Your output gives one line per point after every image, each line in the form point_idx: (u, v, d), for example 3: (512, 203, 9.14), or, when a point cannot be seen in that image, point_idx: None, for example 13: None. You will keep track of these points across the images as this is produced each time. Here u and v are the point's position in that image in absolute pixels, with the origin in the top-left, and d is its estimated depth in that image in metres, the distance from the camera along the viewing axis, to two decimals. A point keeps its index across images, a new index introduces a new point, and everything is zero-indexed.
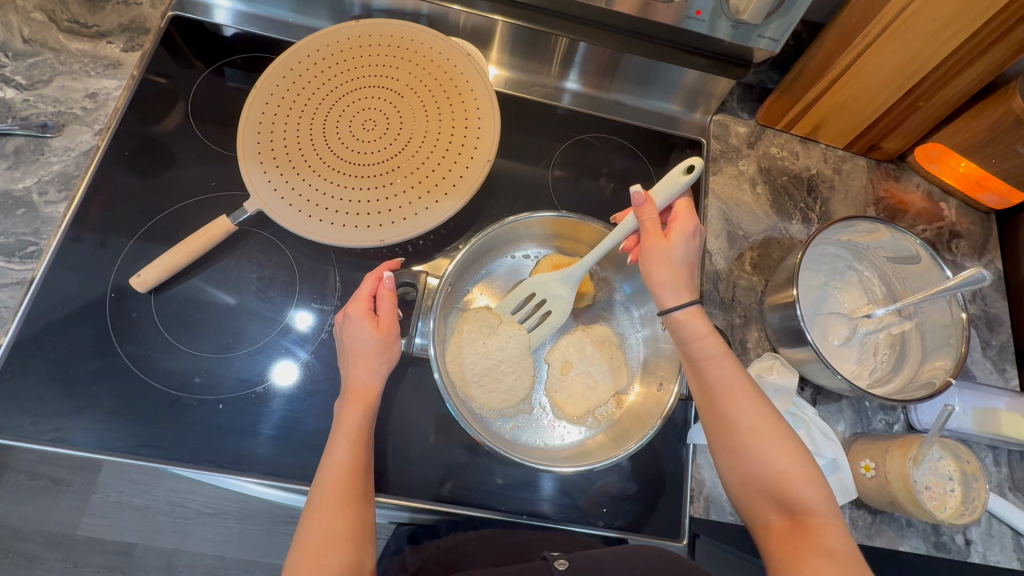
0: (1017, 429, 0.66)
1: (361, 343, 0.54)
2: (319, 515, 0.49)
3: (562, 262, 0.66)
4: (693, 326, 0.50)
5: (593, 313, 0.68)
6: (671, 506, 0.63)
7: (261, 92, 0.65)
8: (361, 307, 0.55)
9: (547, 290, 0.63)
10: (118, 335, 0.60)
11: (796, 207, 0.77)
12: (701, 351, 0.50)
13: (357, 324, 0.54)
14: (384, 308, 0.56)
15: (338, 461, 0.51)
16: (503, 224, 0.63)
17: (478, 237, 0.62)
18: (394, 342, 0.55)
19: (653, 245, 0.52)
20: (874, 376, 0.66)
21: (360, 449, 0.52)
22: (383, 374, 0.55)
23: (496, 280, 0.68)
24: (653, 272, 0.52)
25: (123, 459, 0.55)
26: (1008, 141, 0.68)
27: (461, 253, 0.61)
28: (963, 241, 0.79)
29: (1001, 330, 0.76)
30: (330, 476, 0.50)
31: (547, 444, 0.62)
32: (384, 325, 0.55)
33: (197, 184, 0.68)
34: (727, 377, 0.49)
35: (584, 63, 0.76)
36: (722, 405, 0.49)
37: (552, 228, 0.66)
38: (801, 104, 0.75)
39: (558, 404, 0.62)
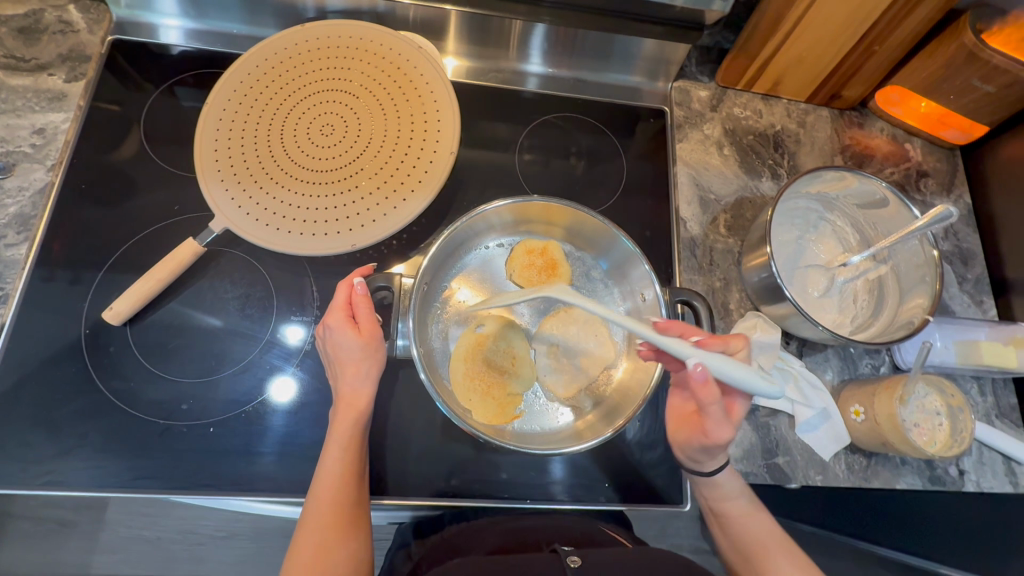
0: (997, 356, 0.67)
1: (346, 351, 0.54)
2: (311, 524, 0.49)
3: (536, 248, 0.68)
4: (729, 486, 0.55)
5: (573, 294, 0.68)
6: (669, 473, 0.64)
7: (212, 108, 0.64)
8: (340, 316, 0.54)
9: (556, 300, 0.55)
10: (100, 372, 0.59)
11: (764, 164, 0.77)
12: (733, 509, 0.56)
13: (339, 333, 0.54)
14: (363, 312, 0.55)
15: (329, 470, 0.51)
16: (466, 220, 0.62)
17: (449, 232, 0.61)
18: (378, 346, 0.55)
19: (710, 426, 0.49)
20: (855, 323, 0.67)
21: (352, 458, 0.52)
22: (373, 380, 0.55)
23: (471, 273, 0.68)
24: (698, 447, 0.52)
25: (120, 493, 0.55)
26: (966, 75, 0.69)
27: (440, 240, 0.61)
28: (931, 179, 0.80)
29: (975, 264, 0.77)
30: (322, 486, 0.51)
31: (544, 428, 0.62)
32: (366, 330, 0.54)
33: (161, 210, 0.66)
34: (762, 531, 0.55)
35: (540, 43, 0.75)
36: (756, 557, 0.54)
37: (526, 215, 0.66)
38: (759, 61, 0.75)
39: (549, 386, 0.63)
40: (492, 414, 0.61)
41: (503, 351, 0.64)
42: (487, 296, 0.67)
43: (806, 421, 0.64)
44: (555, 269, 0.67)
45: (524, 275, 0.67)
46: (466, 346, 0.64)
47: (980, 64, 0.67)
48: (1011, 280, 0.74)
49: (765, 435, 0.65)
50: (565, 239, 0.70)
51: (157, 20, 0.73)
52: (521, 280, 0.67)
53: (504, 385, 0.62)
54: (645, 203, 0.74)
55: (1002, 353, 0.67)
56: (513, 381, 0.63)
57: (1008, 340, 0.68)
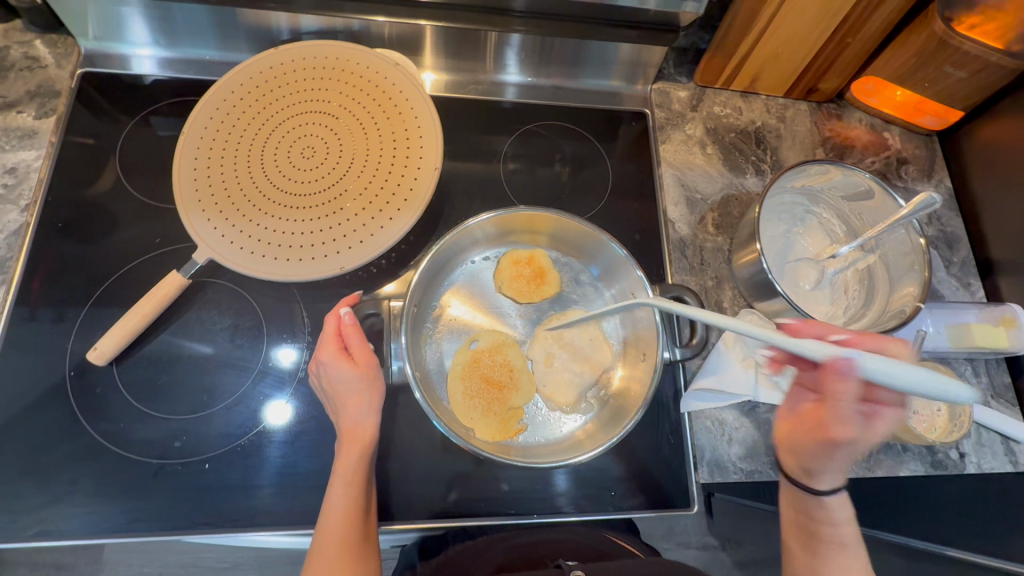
0: (989, 339, 0.68)
1: (342, 384, 0.53)
2: (319, 563, 0.48)
3: (522, 258, 0.67)
4: (837, 512, 0.47)
5: (565, 300, 0.68)
6: (675, 476, 0.63)
7: (189, 137, 0.63)
8: (333, 350, 0.54)
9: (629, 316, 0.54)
10: (87, 414, 0.57)
11: (747, 161, 0.78)
12: (833, 538, 0.47)
13: (333, 366, 0.53)
14: (355, 340, 0.55)
15: (335, 507, 0.50)
16: (457, 232, 0.62)
17: (438, 246, 0.61)
18: (375, 375, 0.54)
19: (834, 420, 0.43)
20: (848, 314, 0.67)
21: (357, 492, 0.51)
22: (374, 411, 0.54)
23: (461, 287, 0.67)
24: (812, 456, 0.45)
25: (116, 538, 0.54)
26: (937, 63, 0.71)
27: (428, 257, 0.60)
28: (912, 166, 0.81)
29: (960, 247, 0.78)
30: (328, 523, 0.50)
31: (547, 439, 0.62)
32: (361, 359, 0.54)
33: (142, 243, 0.65)
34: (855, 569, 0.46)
35: (518, 53, 0.75)
36: None
37: (508, 226, 0.66)
38: (735, 60, 0.75)
39: (547, 396, 0.63)
40: (496, 430, 0.60)
41: (499, 365, 0.63)
42: (480, 311, 0.67)
43: None
44: (543, 277, 0.67)
45: (514, 287, 0.66)
46: (462, 364, 0.63)
47: (951, 50, 0.68)
48: (996, 261, 0.75)
49: (766, 432, 0.65)
50: (551, 247, 0.70)
51: (126, 49, 0.72)
52: (511, 292, 0.66)
53: (504, 400, 0.62)
54: (632, 207, 0.74)
55: (994, 335, 0.68)
56: (513, 395, 0.62)
57: (998, 321, 0.69)
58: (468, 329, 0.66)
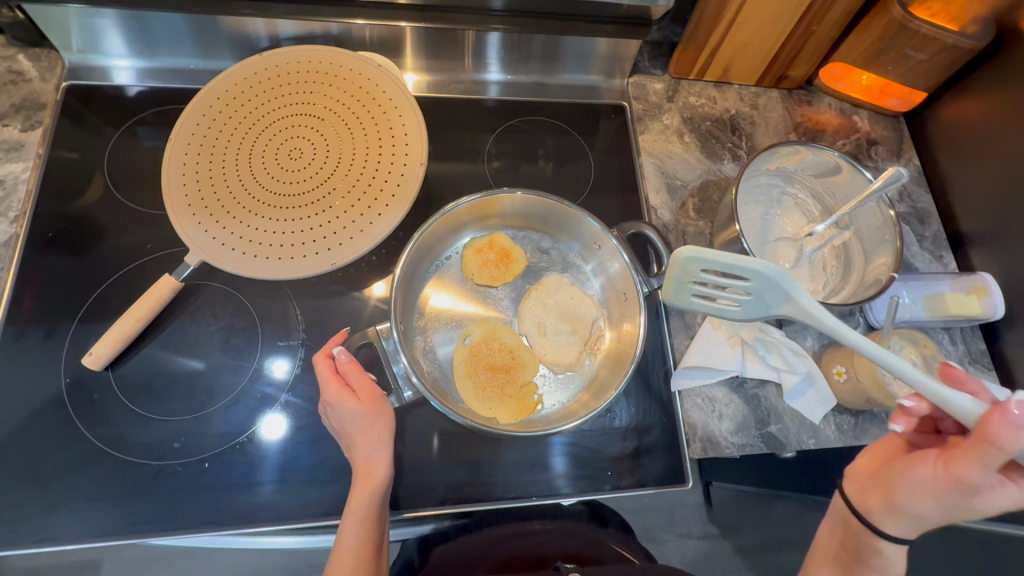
0: (959, 309, 0.70)
1: (348, 420, 0.54)
2: None
3: (483, 245, 0.71)
4: (893, 562, 0.44)
5: (535, 272, 0.72)
6: (667, 452, 0.65)
7: (177, 144, 0.64)
8: (336, 388, 0.54)
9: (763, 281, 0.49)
10: (85, 420, 0.58)
11: (724, 148, 0.80)
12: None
13: (338, 404, 0.54)
14: (353, 376, 0.56)
15: (347, 545, 0.51)
16: (438, 217, 0.65)
17: (420, 231, 0.64)
18: (379, 407, 0.55)
19: (968, 457, 0.39)
20: (827, 289, 0.69)
21: (367, 531, 0.52)
22: (384, 446, 0.55)
23: (439, 279, 0.70)
24: (908, 492, 0.42)
25: (118, 541, 0.54)
26: (898, 46, 0.74)
27: (410, 249, 0.63)
28: (881, 146, 0.84)
29: (931, 221, 0.81)
30: (338, 563, 0.50)
31: (546, 412, 0.65)
32: (365, 396, 0.55)
33: (134, 249, 0.66)
34: None
35: (498, 52, 0.77)
36: None
37: (462, 216, 0.69)
38: (707, 50, 0.78)
39: (549, 362, 0.67)
40: (516, 410, 0.63)
41: (497, 351, 0.66)
42: (463, 299, 0.69)
43: (793, 388, 0.66)
44: (510, 257, 0.71)
45: (485, 274, 0.69)
46: (463, 362, 0.65)
47: (910, 33, 0.71)
48: (965, 234, 0.78)
49: (755, 406, 0.67)
50: (533, 228, 0.73)
51: (109, 61, 0.73)
52: (484, 279, 0.69)
53: (515, 379, 0.65)
54: (615, 197, 0.77)
55: (967, 303, 0.71)
56: (520, 373, 0.66)
57: (970, 289, 0.72)
58: (457, 319, 0.68)
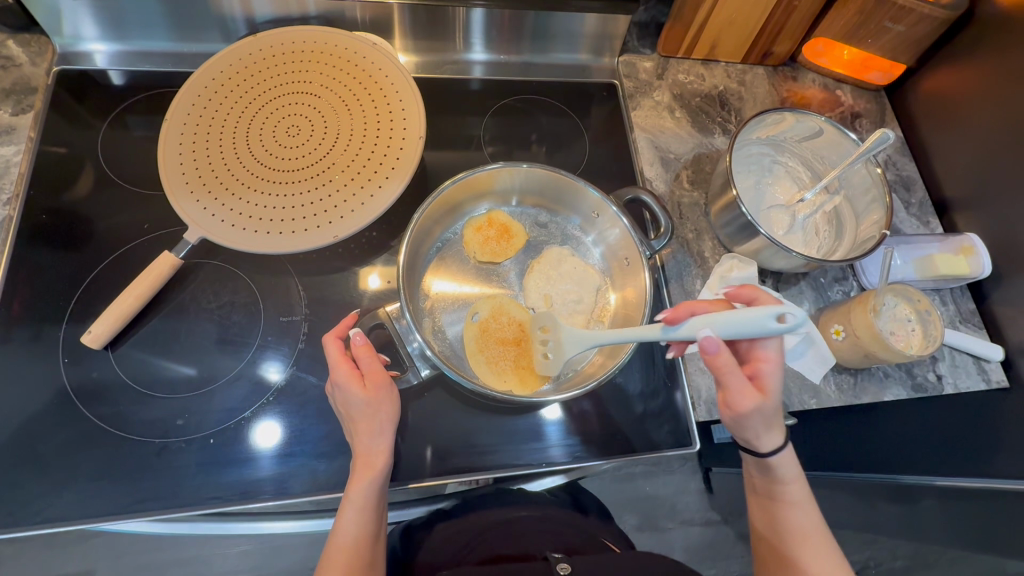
0: (950, 267, 0.73)
1: (354, 406, 0.53)
2: None
3: (483, 223, 0.71)
4: (786, 472, 0.54)
5: (536, 246, 0.72)
6: (671, 415, 0.66)
7: (172, 123, 0.63)
8: (346, 371, 0.53)
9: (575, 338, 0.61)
10: (86, 399, 0.57)
11: (714, 122, 0.82)
12: (785, 495, 0.55)
13: (346, 388, 0.53)
14: (367, 361, 0.55)
15: (347, 531, 0.51)
16: (441, 191, 0.65)
17: (423, 208, 0.64)
18: (385, 397, 0.54)
19: (732, 397, 0.52)
20: (823, 251, 0.71)
21: (368, 518, 0.52)
22: (388, 436, 0.54)
23: (435, 263, 0.70)
24: (746, 429, 0.53)
25: (121, 519, 0.53)
26: (877, 19, 0.76)
27: (411, 231, 0.63)
28: (865, 119, 0.86)
29: (916, 189, 0.83)
30: (337, 549, 0.51)
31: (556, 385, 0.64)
32: (373, 384, 0.54)
33: (131, 230, 0.65)
34: (804, 522, 0.54)
35: (488, 31, 0.78)
36: (791, 544, 0.54)
37: (457, 196, 0.69)
38: (694, 27, 0.80)
39: None
40: (530, 381, 0.63)
41: (506, 325, 0.66)
42: (466, 281, 0.69)
43: (792, 349, 0.67)
44: (509, 232, 0.71)
45: (487, 251, 0.70)
46: (473, 339, 0.65)
47: (888, 5, 0.74)
48: (949, 199, 0.80)
49: None
50: (529, 205, 0.74)
51: (92, 46, 0.73)
52: (487, 256, 0.69)
53: (527, 352, 0.65)
54: (609, 173, 0.78)
55: (954, 263, 0.73)
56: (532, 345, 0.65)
57: (958, 250, 0.74)
58: (463, 300, 0.68)
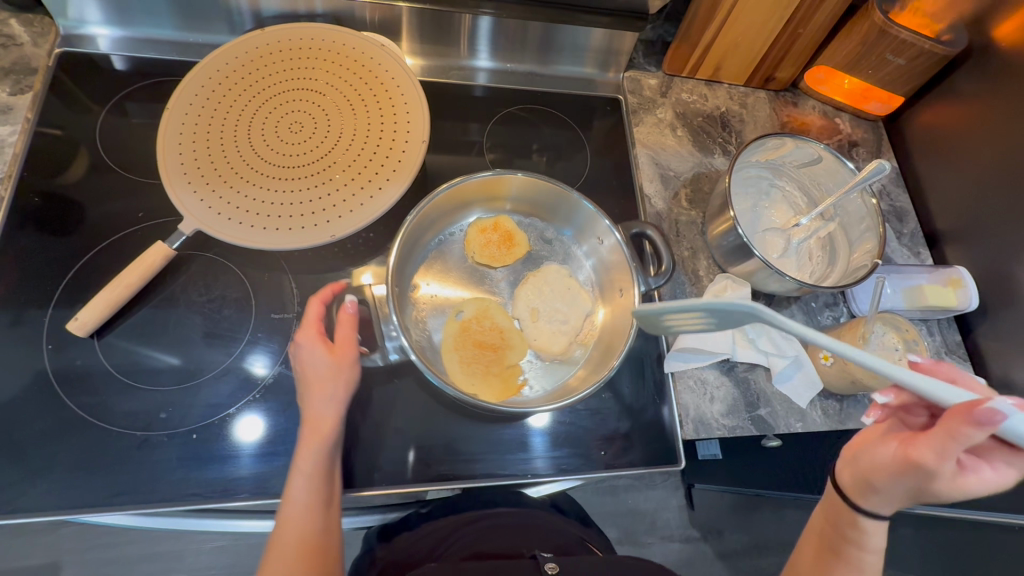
0: (940, 298, 0.73)
1: (314, 367, 0.54)
2: (280, 558, 0.49)
3: (488, 226, 0.71)
4: (873, 538, 0.46)
5: (536, 259, 0.72)
6: (658, 433, 0.66)
7: (173, 112, 0.63)
8: (312, 334, 0.55)
9: (723, 317, 0.44)
10: (67, 389, 0.56)
11: (715, 143, 0.83)
12: (852, 553, 0.47)
13: (310, 349, 0.54)
14: (343, 328, 0.56)
15: (299, 499, 0.51)
16: (437, 194, 0.65)
17: (417, 209, 0.64)
18: (348, 364, 0.55)
19: (933, 451, 0.40)
20: (815, 277, 0.72)
21: (320, 485, 0.52)
22: (339, 401, 0.54)
23: (430, 264, 0.70)
24: (878, 476, 0.44)
25: (97, 512, 0.52)
26: (879, 51, 0.78)
27: (402, 234, 0.62)
28: (862, 148, 0.87)
29: (909, 220, 0.85)
30: (290, 516, 0.51)
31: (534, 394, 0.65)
32: (340, 350, 0.55)
33: (125, 218, 0.65)
34: None
35: (496, 39, 0.79)
36: None
37: (466, 195, 0.69)
38: (699, 48, 0.81)
39: (540, 347, 0.67)
40: (498, 390, 0.63)
41: (488, 330, 0.66)
42: (458, 284, 0.69)
43: (782, 372, 0.66)
44: (512, 241, 0.71)
45: (486, 254, 0.70)
46: (452, 336, 0.65)
47: (890, 38, 0.75)
48: (940, 232, 0.82)
49: (745, 390, 0.68)
50: (517, 211, 0.74)
51: (94, 30, 0.72)
52: (486, 259, 0.70)
53: (501, 360, 0.65)
54: (608, 188, 0.79)
55: (942, 295, 0.74)
56: (507, 354, 0.65)
57: (947, 282, 0.75)
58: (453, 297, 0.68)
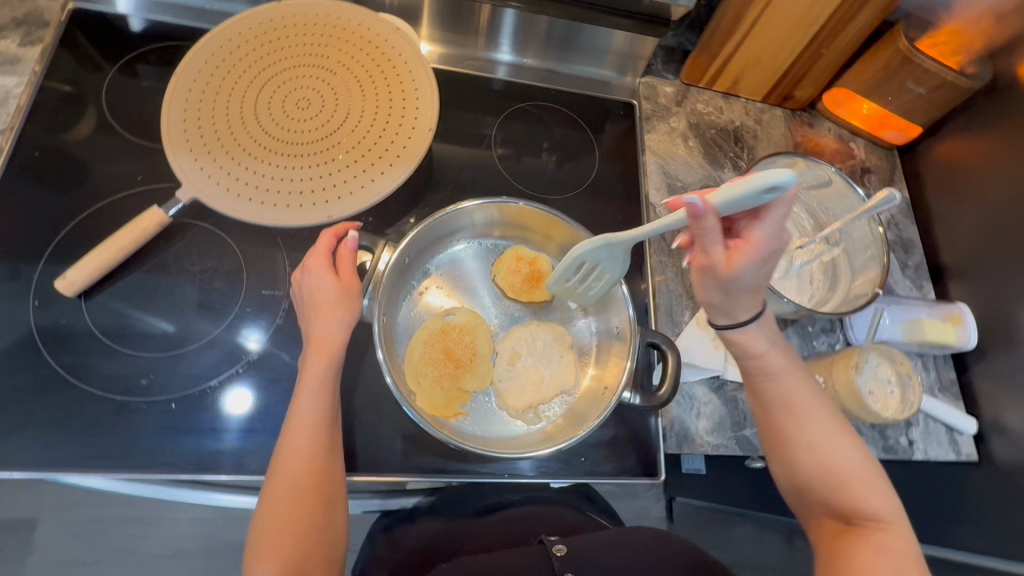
0: (938, 334, 0.73)
1: (322, 293, 0.54)
2: (285, 472, 0.49)
3: (525, 257, 0.71)
4: (759, 341, 0.51)
5: (546, 309, 0.71)
6: (643, 445, 0.65)
7: (182, 78, 0.62)
8: (322, 260, 0.55)
9: (596, 255, 0.60)
10: (50, 346, 0.56)
11: (726, 157, 0.82)
12: (758, 368, 0.52)
13: (319, 276, 0.54)
14: (346, 263, 0.57)
15: (303, 415, 0.51)
16: (448, 212, 0.65)
17: (428, 221, 0.64)
18: (356, 295, 0.56)
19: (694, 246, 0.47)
20: (814, 300, 0.71)
21: (326, 405, 0.52)
22: (347, 324, 0.55)
23: (449, 269, 0.71)
24: (701, 291, 0.50)
25: (69, 474, 0.52)
26: (900, 79, 0.77)
27: (409, 238, 0.64)
28: (874, 175, 0.86)
29: (915, 252, 0.84)
30: (295, 431, 0.51)
31: (493, 435, 0.63)
32: (347, 278, 0.56)
33: (123, 180, 0.64)
34: (785, 392, 0.52)
35: (515, 33, 0.78)
36: (782, 420, 0.52)
37: (524, 222, 0.70)
38: (719, 59, 0.79)
39: (501, 394, 0.65)
40: (434, 403, 0.62)
41: (463, 345, 0.66)
42: (457, 297, 0.71)
43: None
44: (540, 281, 0.70)
45: (508, 280, 0.70)
46: (429, 330, 0.66)
47: (913, 67, 0.74)
48: (946, 266, 0.81)
49: (733, 408, 0.68)
50: (556, 256, 0.74)
51: None
52: (505, 284, 0.70)
53: (456, 379, 0.64)
54: (614, 192, 0.78)
55: (941, 331, 0.73)
56: (466, 377, 0.64)
57: (947, 318, 0.74)
58: (453, 298, 0.70)
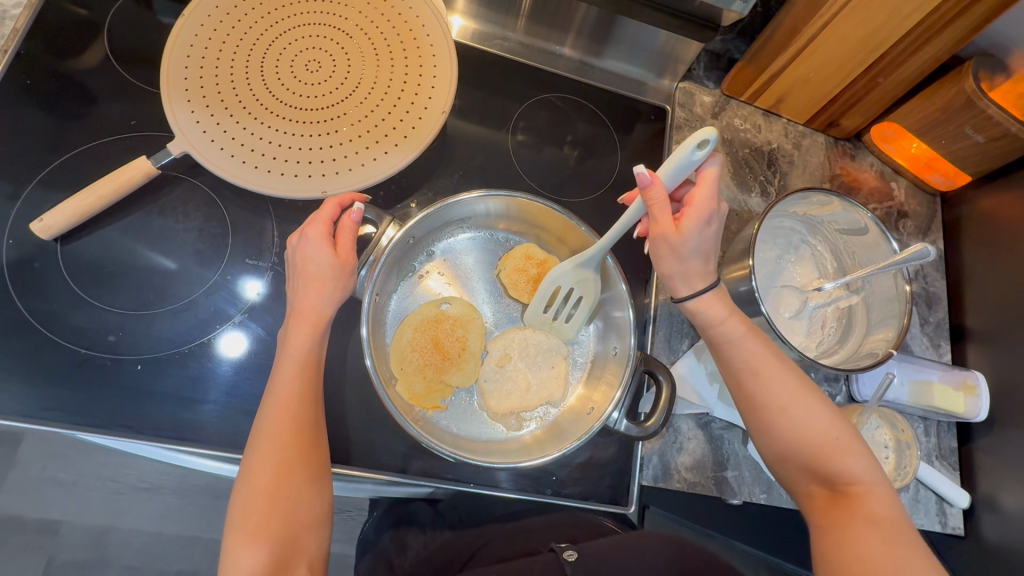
0: (947, 401, 0.69)
1: (316, 265, 0.50)
2: (268, 446, 0.47)
3: (535, 257, 0.66)
4: (713, 310, 0.50)
5: None
6: (617, 473, 0.63)
7: (189, 21, 0.58)
8: (321, 230, 0.51)
9: (572, 280, 0.62)
10: (20, 288, 0.54)
11: (755, 179, 0.77)
12: (721, 336, 0.50)
13: (315, 245, 0.50)
14: (345, 235, 0.52)
15: (286, 387, 0.49)
16: (467, 197, 0.61)
17: (442, 203, 0.60)
18: (351, 271, 0.52)
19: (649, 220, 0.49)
20: (820, 348, 0.67)
21: (311, 375, 0.50)
22: (336, 301, 0.52)
23: (454, 257, 0.67)
24: (663, 264, 0.51)
25: (26, 423, 0.50)
26: (957, 122, 0.70)
27: (417, 216, 0.59)
28: (910, 221, 0.81)
29: (938, 308, 0.79)
30: (277, 403, 0.48)
31: (468, 434, 0.61)
32: (344, 251, 0.52)
33: (116, 122, 0.61)
34: (750, 361, 0.50)
35: (550, 17, 0.73)
36: (749, 388, 0.50)
37: (541, 222, 0.66)
38: (766, 74, 0.74)
39: (484, 394, 0.62)
40: (414, 393, 0.60)
41: (455, 338, 0.62)
42: (457, 288, 0.67)
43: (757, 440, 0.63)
44: None
45: (512, 278, 0.66)
46: (422, 316, 0.63)
47: (975, 111, 0.67)
48: (969, 328, 0.76)
49: (716, 447, 0.65)
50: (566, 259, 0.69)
51: None
52: (508, 281, 0.66)
53: (441, 371, 0.61)
54: None
55: (952, 398, 0.69)
56: (451, 372, 0.62)
57: (959, 385, 0.70)
58: (454, 286, 0.67)
